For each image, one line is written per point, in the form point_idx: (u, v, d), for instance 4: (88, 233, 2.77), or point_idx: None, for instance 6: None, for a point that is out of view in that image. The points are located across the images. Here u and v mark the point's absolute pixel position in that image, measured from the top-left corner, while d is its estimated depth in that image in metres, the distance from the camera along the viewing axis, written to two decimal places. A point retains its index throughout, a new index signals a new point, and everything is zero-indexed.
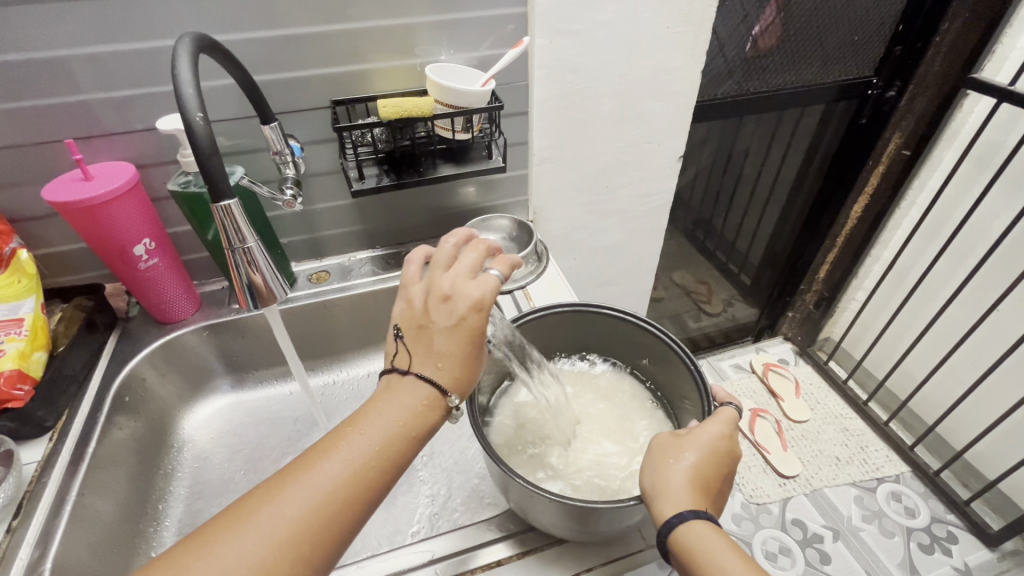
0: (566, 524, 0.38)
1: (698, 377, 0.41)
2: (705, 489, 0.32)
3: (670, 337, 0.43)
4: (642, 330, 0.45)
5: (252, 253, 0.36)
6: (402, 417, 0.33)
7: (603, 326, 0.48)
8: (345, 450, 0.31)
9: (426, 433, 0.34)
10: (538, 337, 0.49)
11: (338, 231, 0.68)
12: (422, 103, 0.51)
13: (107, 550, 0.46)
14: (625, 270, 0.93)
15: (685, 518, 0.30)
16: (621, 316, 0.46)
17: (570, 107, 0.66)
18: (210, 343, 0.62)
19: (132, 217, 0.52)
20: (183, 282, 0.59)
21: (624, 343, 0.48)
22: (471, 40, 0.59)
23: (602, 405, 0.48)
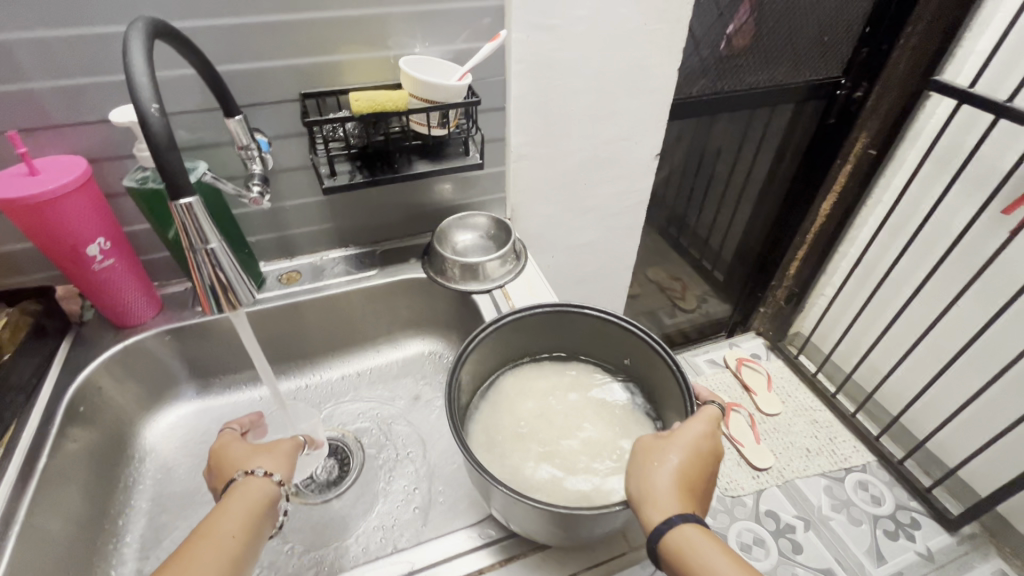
0: (549, 530, 0.37)
1: (681, 377, 0.40)
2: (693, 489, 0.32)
3: (652, 337, 0.43)
4: (622, 330, 0.45)
5: (216, 254, 0.34)
6: (251, 508, 0.38)
7: (583, 327, 0.47)
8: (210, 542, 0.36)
9: (269, 511, 0.40)
10: (516, 339, 0.48)
11: (308, 230, 0.65)
12: (395, 95, 0.49)
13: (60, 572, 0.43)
14: (602, 269, 0.93)
15: (673, 522, 0.30)
16: (599, 314, 0.46)
17: (548, 103, 0.65)
18: (173, 348, 0.59)
19: (84, 215, 0.49)
20: (143, 284, 0.56)
21: (604, 343, 0.48)
22: (445, 32, 0.57)
23: (586, 405, 0.47)
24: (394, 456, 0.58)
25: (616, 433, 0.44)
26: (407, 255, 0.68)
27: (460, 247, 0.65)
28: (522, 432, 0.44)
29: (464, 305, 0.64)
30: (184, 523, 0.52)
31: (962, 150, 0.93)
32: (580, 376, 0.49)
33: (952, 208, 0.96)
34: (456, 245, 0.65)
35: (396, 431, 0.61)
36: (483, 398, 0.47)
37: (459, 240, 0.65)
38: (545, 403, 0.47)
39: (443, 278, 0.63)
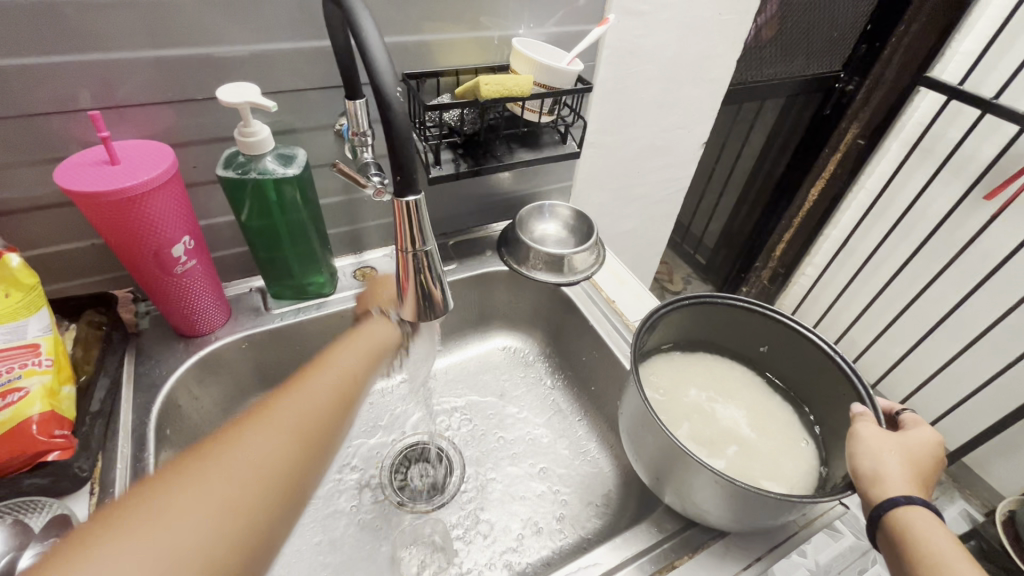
0: (742, 521, 0.38)
1: (846, 365, 0.41)
2: (919, 480, 0.32)
3: (804, 325, 0.43)
4: (767, 319, 0.45)
5: (427, 257, 0.31)
6: (338, 372, 0.38)
7: (721, 315, 0.47)
8: (290, 412, 0.34)
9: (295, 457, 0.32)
10: (660, 329, 0.46)
11: (381, 222, 0.60)
12: (521, 80, 0.47)
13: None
14: (638, 256, 0.94)
15: (915, 500, 0.31)
16: (749, 304, 0.45)
17: (624, 89, 0.64)
18: (248, 357, 0.53)
19: (172, 211, 0.42)
20: (215, 286, 0.50)
21: (740, 330, 0.47)
22: (544, 11, 0.53)
23: (728, 394, 0.47)
24: (497, 458, 0.57)
25: (765, 421, 0.45)
26: (481, 247, 0.66)
27: (539, 236, 0.63)
28: (679, 424, 0.44)
29: (550, 298, 0.63)
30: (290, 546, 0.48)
31: (945, 140, 1.04)
32: (712, 365, 0.49)
33: (933, 192, 1.08)
34: (535, 234, 0.64)
35: (491, 431, 0.59)
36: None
37: (539, 229, 0.64)
38: (688, 394, 0.47)
39: (527, 270, 0.61)
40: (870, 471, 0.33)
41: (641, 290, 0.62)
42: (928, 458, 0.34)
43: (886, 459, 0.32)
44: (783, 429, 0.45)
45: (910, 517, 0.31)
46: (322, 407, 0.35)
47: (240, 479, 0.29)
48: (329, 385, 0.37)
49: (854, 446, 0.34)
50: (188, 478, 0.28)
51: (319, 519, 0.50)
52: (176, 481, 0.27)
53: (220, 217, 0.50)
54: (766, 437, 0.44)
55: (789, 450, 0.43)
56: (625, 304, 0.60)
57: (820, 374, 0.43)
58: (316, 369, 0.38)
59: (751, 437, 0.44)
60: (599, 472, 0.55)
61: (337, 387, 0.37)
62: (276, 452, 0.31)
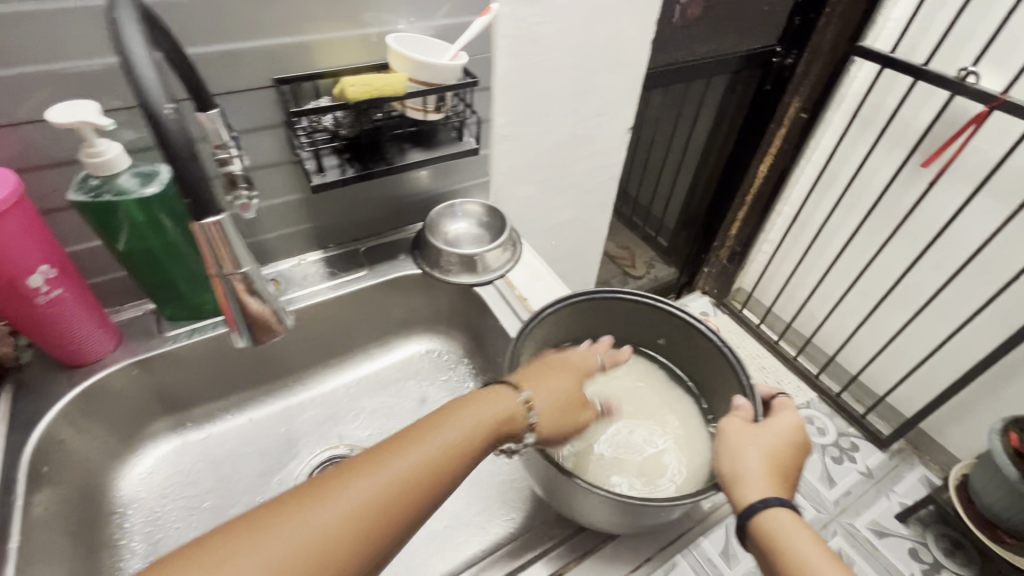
0: (624, 522, 0.37)
1: (731, 356, 0.40)
2: (779, 473, 0.32)
3: (690, 316, 0.43)
4: (655, 312, 0.45)
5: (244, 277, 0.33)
6: (481, 423, 0.35)
7: (614, 311, 0.46)
8: (412, 451, 0.33)
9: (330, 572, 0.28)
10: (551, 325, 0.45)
11: (282, 233, 0.58)
12: (392, 79, 0.45)
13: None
14: (578, 246, 0.92)
15: (771, 502, 0.31)
16: (644, 300, 0.44)
17: (530, 80, 0.62)
18: (141, 383, 0.51)
19: (22, 240, 0.40)
20: (95, 313, 0.48)
21: (635, 324, 0.47)
22: (428, 5, 0.51)
23: (626, 394, 0.47)
24: None
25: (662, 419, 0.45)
26: (394, 251, 0.64)
27: (452, 237, 0.61)
28: None
29: (465, 298, 0.62)
30: None
31: (882, 110, 1.03)
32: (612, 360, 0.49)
33: (876, 162, 1.07)
34: (448, 234, 0.62)
35: None
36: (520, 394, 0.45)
37: (451, 229, 0.62)
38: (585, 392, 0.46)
39: (441, 272, 0.60)
40: (729, 471, 0.32)
41: (558, 286, 0.61)
42: (789, 448, 0.33)
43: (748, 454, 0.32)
44: (682, 425, 0.45)
45: (768, 517, 0.30)
46: (366, 518, 0.30)
47: (283, 543, 0.28)
48: (390, 480, 0.31)
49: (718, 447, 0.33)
50: (314, 500, 0.30)
51: None
52: (233, 540, 0.28)
53: (95, 242, 0.47)
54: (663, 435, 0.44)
55: (682, 440, 0.44)
56: (538, 301, 0.59)
57: (715, 369, 0.43)
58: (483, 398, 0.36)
59: (648, 438, 0.43)
60: (516, 476, 0.54)
61: (399, 482, 0.31)
62: (397, 484, 0.31)
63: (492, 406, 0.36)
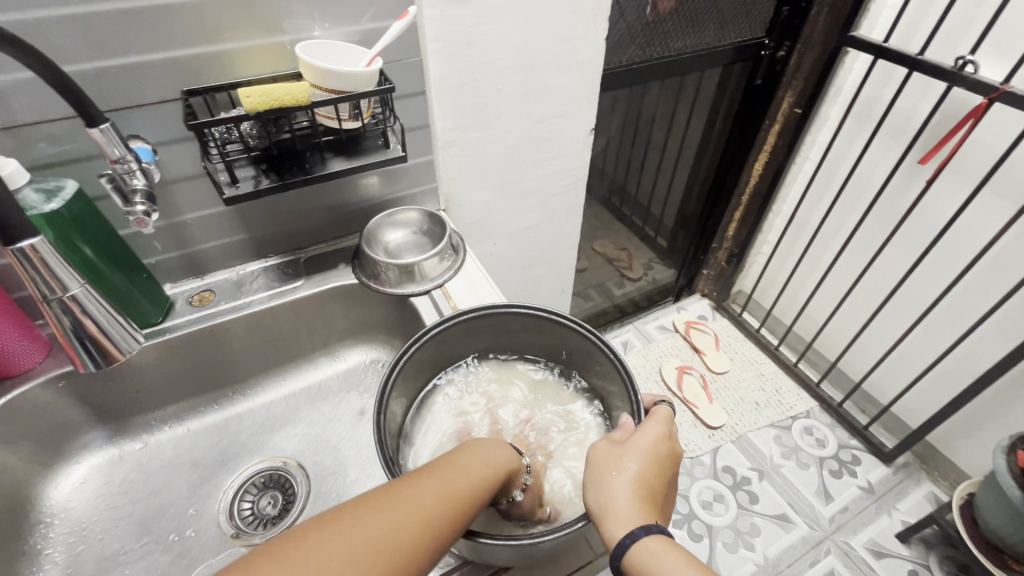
0: (508, 553, 0.36)
1: (620, 368, 0.45)
2: (644, 493, 0.36)
3: (582, 328, 0.48)
4: (554, 325, 0.50)
5: (76, 299, 0.39)
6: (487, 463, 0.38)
7: (515, 324, 0.52)
8: (395, 514, 0.31)
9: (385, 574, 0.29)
10: (434, 351, 0.50)
11: (218, 243, 0.58)
12: (295, 89, 0.45)
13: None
14: (549, 250, 0.90)
15: (648, 529, 0.34)
16: (518, 311, 0.50)
17: (471, 83, 0.60)
18: (68, 395, 0.52)
19: None
20: (19, 326, 0.48)
21: (541, 338, 0.52)
22: (349, 11, 0.49)
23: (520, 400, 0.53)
24: None
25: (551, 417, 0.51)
26: (335, 260, 0.63)
27: (391, 247, 0.60)
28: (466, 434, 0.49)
29: (403, 308, 0.60)
30: None
31: (880, 102, 0.97)
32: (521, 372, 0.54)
33: (874, 158, 1.01)
34: (387, 245, 0.60)
35: (346, 449, 0.57)
36: (409, 432, 0.50)
37: (390, 239, 0.61)
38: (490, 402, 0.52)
39: (378, 283, 0.58)
40: (604, 506, 0.36)
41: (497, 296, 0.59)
42: (654, 467, 0.37)
43: (611, 479, 0.36)
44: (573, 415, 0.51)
45: (639, 544, 0.34)
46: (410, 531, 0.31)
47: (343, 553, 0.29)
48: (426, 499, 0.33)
49: (591, 483, 0.37)
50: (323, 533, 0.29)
51: (146, 556, 0.49)
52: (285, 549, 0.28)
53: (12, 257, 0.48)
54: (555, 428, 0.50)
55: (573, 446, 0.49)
56: None
57: (590, 358, 0.50)
58: (449, 462, 0.36)
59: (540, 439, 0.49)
60: None
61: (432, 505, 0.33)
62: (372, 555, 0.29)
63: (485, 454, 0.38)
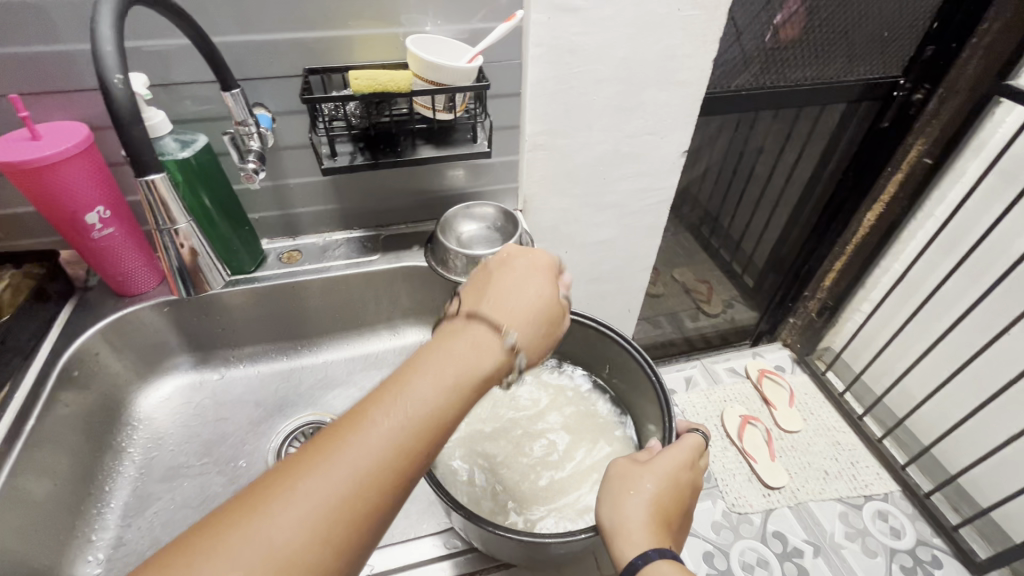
0: (508, 552, 0.37)
1: (660, 390, 0.46)
2: (660, 516, 0.36)
3: (629, 345, 0.49)
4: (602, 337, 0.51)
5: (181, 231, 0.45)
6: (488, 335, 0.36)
7: (563, 330, 0.53)
8: (369, 433, 0.29)
9: (423, 450, 0.30)
10: None
11: (313, 209, 0.64)
12: (399, 77, 0.48)
13: (39, 536, 0.46)
14: (619, 268, 0.88)
15: (663, 554, 0.34)
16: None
17: (567, 91, 0.61)
18: (170, 320, 0.59)
19: (85, 183, 0.48)
20: (143, 254, 0.56)
21: (587, 349, 0.53)
22: (460, 11, 0.52)
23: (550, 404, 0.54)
24: None
25: (580, 423, 0.52)
26: (410, 241, 0.67)
27: (464, 238, 0.62)
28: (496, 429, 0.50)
29: None
30: (170, 497, 0.53)
31: None
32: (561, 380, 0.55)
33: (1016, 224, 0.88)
34: (460, 235, 0.63)
35: None
36: None
37: (463, 230, 0.63)
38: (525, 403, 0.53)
39: (445, 269, 0.61)
40: (617, 524, 0.35)
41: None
42: (674, 489, 0.37)
43: (624, 497, 0.36)
44: (600, 424, 0.52)
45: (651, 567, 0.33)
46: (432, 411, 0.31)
47: (375, 439, 0.29)
48: (435, 378, 0.32)
49: (606, 500, 0.36)
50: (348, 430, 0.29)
51: (200, 474, 0.55)
52: (326, 446, 0.29)
53: None
54: (581, 437, 0.51)
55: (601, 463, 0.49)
56: None
57: (630, 375, 0.50)
58: (409, 379, 0.32)
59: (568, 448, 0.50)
60: None
61: (444, 379, 0.32)
62: (345, 487, 0.28)
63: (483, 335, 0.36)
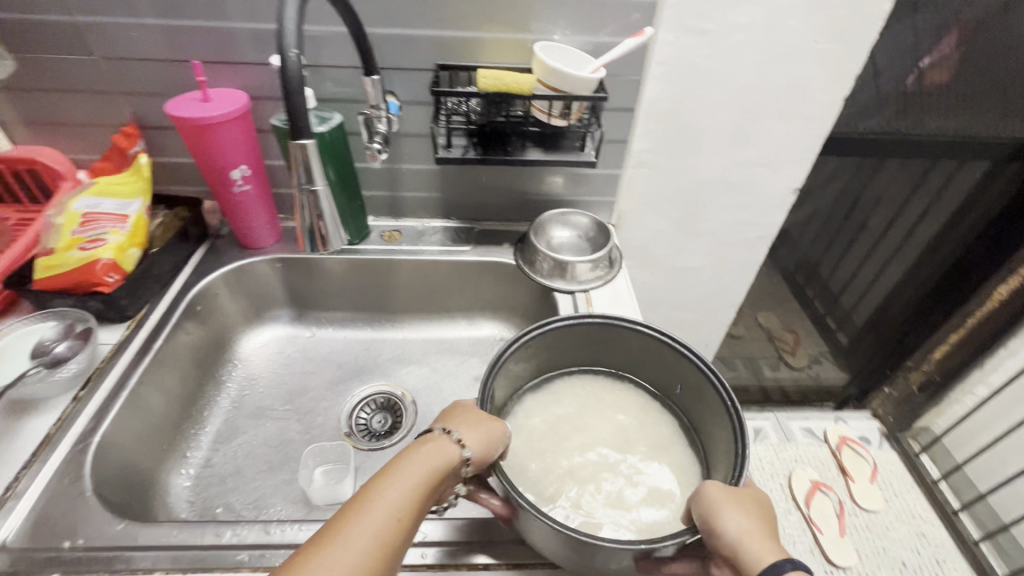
0: (556, 551, 0.37)
1: (734, 418, 0.44)
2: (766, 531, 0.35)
3: (707, 369, 0.47)
4: (676, 355, 0.49)
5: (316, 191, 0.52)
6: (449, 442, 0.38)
7: (634, 342, 0.52)
8: (353, 538, 0.31)
9: (394, 553, 0.33)
10: (553, 344, 0.52)
11: (418, 195, 0.68)
12: (523, 80, 0.50)
13: (151, 438, 0.52)
14: (703, 299, 0.86)
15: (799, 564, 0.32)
16: (634, 327, 0.51)
17: (681, 112, 0.61)
18: (280, 276, 0.66)
19: (237, 143, 0.55)
20: (269, 213, 0.63)
21: (661, 367, 0.52)
22: (590, 23, 0.54)
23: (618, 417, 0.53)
24: None
25: (642, 442, 0.51)
26: (501, 239, 0.69)
27: (554, 242, 0.63)
28: (555, 431, 0.50)
29: (545, 301, 0.63)
30: (254, 434, 0.58)
31: None
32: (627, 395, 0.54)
33: None
34: (551, 239, 0.64)
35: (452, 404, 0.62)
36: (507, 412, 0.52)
37: (555, 235, 0.64)
38: (586, 411, 0.53)
39: (532, 270, 0.62)
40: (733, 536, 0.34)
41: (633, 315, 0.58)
42: (764, 505, 0.37)
43: (727, 514, 0.35)
44: (665, 448, 0.50)
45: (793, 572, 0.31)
46: (409, 514, 0.34)
47: (360, 543, 0.31)
48: (412, 481, 0.35)
49: (707, 519, 0.35)
50: (338, 532, 0.32)
51: (281, 418, 0.60)
52: (313, 551, 0.30)
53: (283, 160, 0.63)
54: (646, 458, 0.49)
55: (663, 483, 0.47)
56: None
57: (702, 399, 0.48)
58: (390, 477, 0.35)
59: (628, 466, 0.48)
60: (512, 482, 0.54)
61: (420, 484, 0.35)
62: None
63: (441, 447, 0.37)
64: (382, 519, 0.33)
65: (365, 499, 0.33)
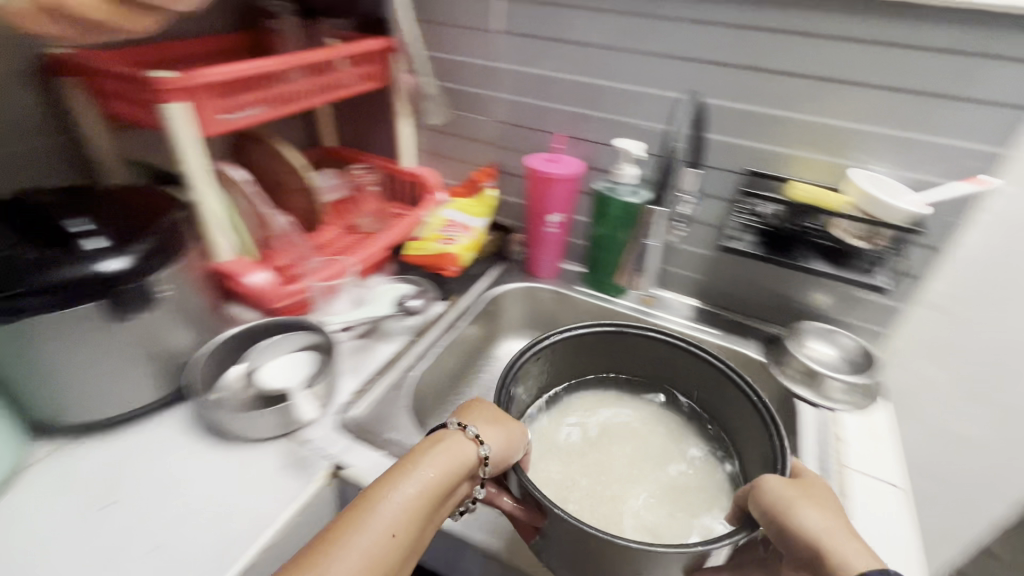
0: (574, 556, 0.41)
1: (761, 407, 0.52)
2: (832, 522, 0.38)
3: (734, 373, 0.55)
4: (692, 355, 0.58)
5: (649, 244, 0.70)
6: (456, 446, 0.42)
7: (636, 344, 0.61)
8: (373, 532, 0.35)
9: (404, 553, 0.37)
10: (568, 356, 0.60)
11: (681, 272, 0.75)
12: (833, 198, 0.56)
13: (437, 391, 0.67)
14: (970, 480, 0.72)
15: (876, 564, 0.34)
16: (639, 331, 0.60)
17: (1001, 264, 0.57)
18: (550, 304, 0.79)
19: (563, 195, 0.70)
20: (558, 253, 0.77)
21: (664, 366, 0.61)
22: (917, 161, 0.56)
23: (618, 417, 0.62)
24: None
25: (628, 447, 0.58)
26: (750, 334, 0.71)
27: (810, 353, 0.64)
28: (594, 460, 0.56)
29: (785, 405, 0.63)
30: None
31: None
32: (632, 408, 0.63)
33: None
34: (807, 349, 0.64)
35: None
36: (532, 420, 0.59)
37: (813, 347, 0.65)
38: (606, 441, 0.58)
39: (780, 371, 0.64)
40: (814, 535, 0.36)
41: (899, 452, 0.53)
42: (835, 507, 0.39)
43: (802, 509, 0.38)
44: (663, 461, 0.57)
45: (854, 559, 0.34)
46: (429, 506, 0.38)
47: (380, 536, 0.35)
48: (427, 482, 0.39)
49: (782, 516, 0.38)
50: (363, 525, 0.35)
51: None
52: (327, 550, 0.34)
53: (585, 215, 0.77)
54: (638, 469, 0.55)
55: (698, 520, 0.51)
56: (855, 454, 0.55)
57: (727, 397, 0.56)
58: (392, 484, 0.38)
59: (640, 489, 0.54)
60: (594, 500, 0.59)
61: (435, 484, 0.39)
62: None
63: (448, 445, 0.41)
64: (384, 524, 0.36)
65: (365, 506, 0.37)
